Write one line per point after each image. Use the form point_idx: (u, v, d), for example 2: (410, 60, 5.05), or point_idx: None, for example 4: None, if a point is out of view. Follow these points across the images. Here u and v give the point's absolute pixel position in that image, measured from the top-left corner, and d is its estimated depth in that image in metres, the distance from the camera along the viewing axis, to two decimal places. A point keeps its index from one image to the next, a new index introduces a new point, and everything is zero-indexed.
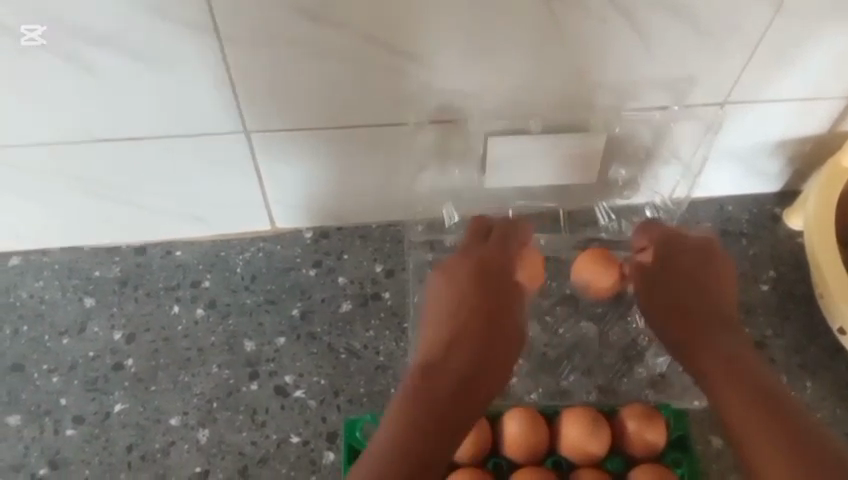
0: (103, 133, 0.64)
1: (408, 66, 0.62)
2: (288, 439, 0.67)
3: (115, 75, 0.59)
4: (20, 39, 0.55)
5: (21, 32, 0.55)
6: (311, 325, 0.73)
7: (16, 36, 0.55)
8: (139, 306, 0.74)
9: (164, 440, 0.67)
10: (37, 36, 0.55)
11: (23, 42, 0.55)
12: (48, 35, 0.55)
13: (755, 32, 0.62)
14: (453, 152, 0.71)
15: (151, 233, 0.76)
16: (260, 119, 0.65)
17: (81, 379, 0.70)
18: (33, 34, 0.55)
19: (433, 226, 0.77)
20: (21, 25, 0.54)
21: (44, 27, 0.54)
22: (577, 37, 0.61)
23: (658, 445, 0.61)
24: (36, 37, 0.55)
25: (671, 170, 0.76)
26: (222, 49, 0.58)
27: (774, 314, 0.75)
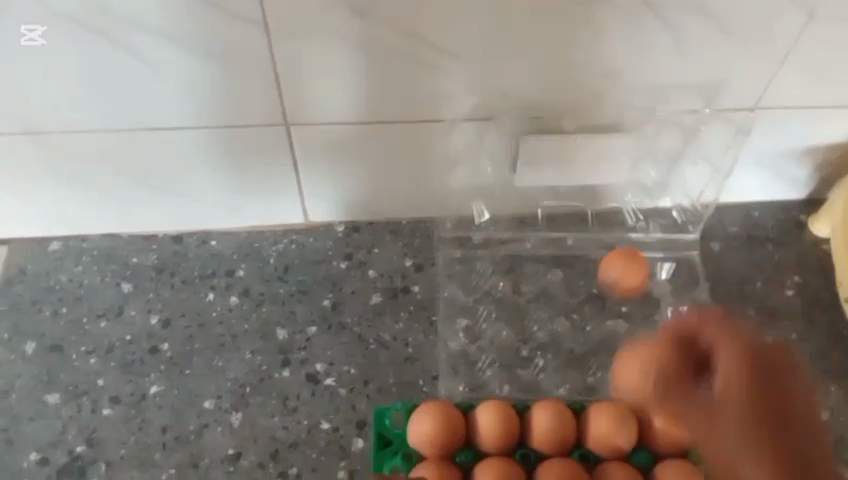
0: (150, 120, 0.67)
1: (446, 62, 0.64)
2: (319, 425, 0.68)
3: (167, 62, 0.62)
4: (21, 39, 0.59)
5: (22, 32, 0.59)
6: (342, 316, 0.75)
7: (17, 36, 0.59)
8: (176, 293, 0.76)
9: (198, 422, 0.68)
10: (37, 36, 0.59)
11: (23, 43, 0.60)
12: (47, 35, 0.59)
13: (787, 37, 0.64)
14: (486, 150, 0.73)
15: (189, 222, 0.78)
16: (300, 110, 0.67)
17: (118, 361, 0.72)
18: (33, 34, 0.59)
19: (462, 223, 0.79)
20: (22, 26, 0.58)
21: (43, 27, 0.59)
22: (611, 36, 0.62)
23: (684, 441, 0.62)
24: (36, 38, 0.59)
25: (698, 171, 0.76)
26: (271, 39, 0.61)
27: (800, 318, 0.75)
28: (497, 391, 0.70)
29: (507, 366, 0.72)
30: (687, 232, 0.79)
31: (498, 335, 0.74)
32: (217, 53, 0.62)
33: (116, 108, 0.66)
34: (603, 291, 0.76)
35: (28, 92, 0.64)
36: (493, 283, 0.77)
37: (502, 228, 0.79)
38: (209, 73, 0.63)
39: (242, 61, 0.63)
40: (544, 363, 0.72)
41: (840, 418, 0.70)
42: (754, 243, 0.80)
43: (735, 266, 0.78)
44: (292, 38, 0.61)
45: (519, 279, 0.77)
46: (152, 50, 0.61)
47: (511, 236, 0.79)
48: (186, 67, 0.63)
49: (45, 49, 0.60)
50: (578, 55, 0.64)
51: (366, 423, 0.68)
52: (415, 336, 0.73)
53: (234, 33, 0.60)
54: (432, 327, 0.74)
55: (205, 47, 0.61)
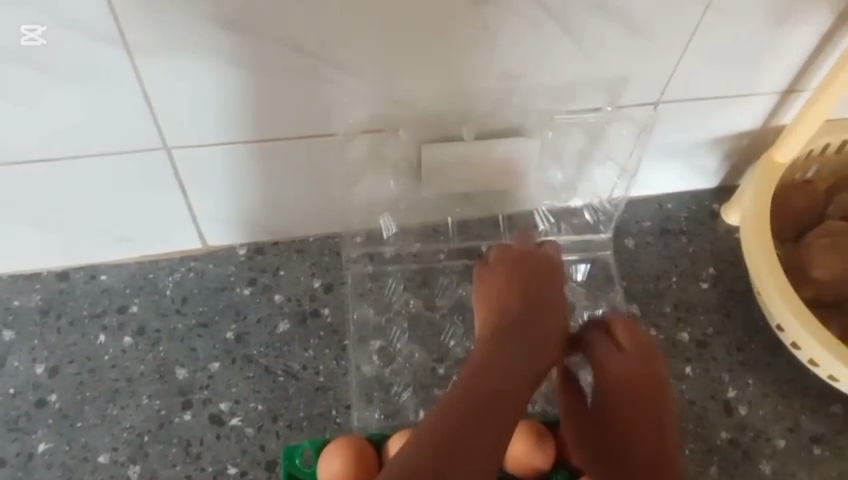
0: (10, 156, 0.60)
1: (333, 74, 0.59)
2: (225, 470, 0.64)
3: (19, 91, 0.55)
4: (21, 39, 0.51)
5: (21, 31, 0.51)
6: (247, 348, 0.70)
7: (15, 36, 0.51)
8: (63, 337, 0.70)
9: (93, 479, 0.63)
10: (38, 37, 0.52)
11: (22, 43, 0.52)
12: (49, 36, 0.52)
13: (686, 30, 0.61)
14: (385, 161, 0.69)
15: (73, 257, 0.72)
16: (176, 134, 0.62)
17: (1, 419, 0.66)
18: (34, 34, 0.51)
19: (371, 237, 0.75)
20: (21, 25, 0.51)
21: (45, 27, 0.51)
22: (506, 36, 0.59)
23: None
24: (37, 37, 0.52)
25: (606, 169, 0.73)
26: (132, 62, 0.55)
27: (715, 312, 0.74)
28: (413, 416, 0.67)
29: (423, 387, 0.69)
30: (600, 231, 0.77)
31: (413, 355, 0.70)
32: (72, 79, 0.55)
33: None
34: None
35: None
36: (405, 300, 0.73)
37: (411, 239, 0.75)
38: (70, 99, 0.57)
39: (104, 85, 0.56)
40: None
41: (758, 413, 0.69)
42: (668, 237, 0.79)
43: (650, 262, 0.77)
44: (158, 60, 0.55)
45: (433, 293, 0.74)
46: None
47: (423, 247, 0.76)
48: (43, 95, 0.56)
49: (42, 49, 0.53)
50: (474, 57, 0.60)
51: (277, 463, 0.64)
52: (326, 362, 0.70)
53: (94, 57, 0.54)
54: (343, 352, 0.70)
55: (61, 73, 0.55)
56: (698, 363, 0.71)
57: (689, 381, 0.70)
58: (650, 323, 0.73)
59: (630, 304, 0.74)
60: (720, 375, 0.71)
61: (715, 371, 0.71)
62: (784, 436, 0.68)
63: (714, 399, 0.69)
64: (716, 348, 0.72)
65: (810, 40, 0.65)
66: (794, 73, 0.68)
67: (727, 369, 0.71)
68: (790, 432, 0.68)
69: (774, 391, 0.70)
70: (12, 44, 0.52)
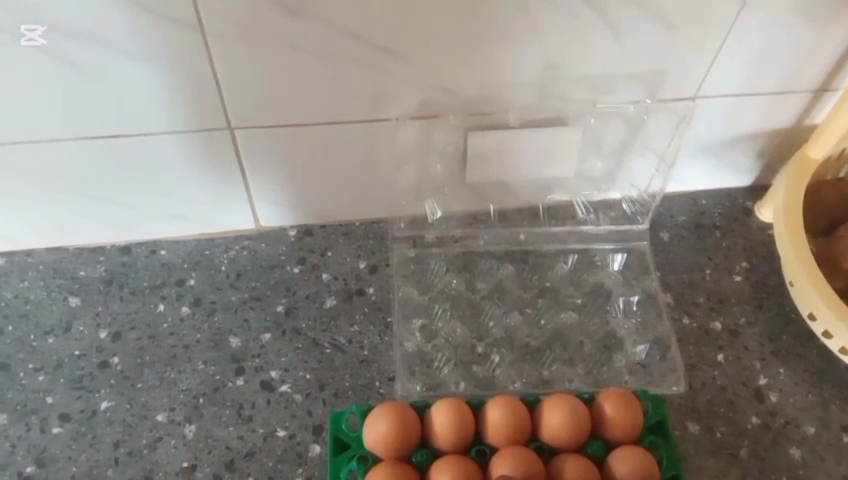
0: (83, 131, 0.66)
1: (385, 61, 0.63)
2: (275, 432, 0.67)
3: (96, 68, 0.60)
4: (21, 39, 0.57)
5: (21, 32, 0.57)
6: (296, 321, 0.74)
7: (16, 36, 0.57)
8: (125, 306, 0.75)
9: (150, 436, 0.67)
10: (37, 36, 0.57)
11: (23, 43, 0.57)
12: (47, 35, 0.57)
13: (722, 28, 0.65)
14: (433, 148, 0.73)
15: (137, 232, 0.77)
16: (241, 115, 0.66)
17: (67, 377, 0.70)
18: (33, 34, 0.57)
19: (415, 222, 0.79)
20: (22, 25, 0.56)
21: (43, 27, 0.57)
22: (550, 30, 0.63)
23: (637, 427, 0.62)
24: (37, 38, 0.57)
25: (645, 161, 0.76)
26: (206, 43, 0.60)
27: (747, 303, 0.76)
28: (453, 389, 0.70)
29: (464, 364, 0.72)
30: (637, 222, 0.79)
31: (453, 333, 0.74)
32: (146, 58, 0.60)
33: (51, 121, 0.64)
34: (556, 285, 0.77)
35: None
36: (447, 282, 0.77)
37: (455, 225, 0.79)
38: (141, 80, 0.62)
39: (175, 65, 0.61)
40: (500, 358, 0.72)
41: (789, 401, 0.71)
42: (702, 231, 0.81)
43: (684, 254, 0.80)
44: (229, 42, 0.60)
45: (474, 276, 0.77)
46: (81, 57, 0.59)
47: (464, 233, 0.79)
48: (118, 73, 0.61)
49: (45, 49, 0.58)
50: (521, 48, 0.64)
51: (323, 428, 0.68)
52: (370, 338, 0.73)
53: (167, 39, 0.59)
54: (387, 329, 0.74)
55: (137, 53, 0.60)
56: (730, 351, 0.73)
57: (721, 367, 0.72)
58: (683, 311, 0.76)
59: (664, 293, 0.77)
60: (751, 363, 0.73)
61: (747, 359, 0.73)
62: (814, 424, 0.70)
63: (745, 385, 0.71)
64: (748, 338, 0.74)
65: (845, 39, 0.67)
66: (829, 71, 0.71)
67: (758, 357, 0.73)
68: (821, 420, 0.70)
69: (804, 380, 0.72)
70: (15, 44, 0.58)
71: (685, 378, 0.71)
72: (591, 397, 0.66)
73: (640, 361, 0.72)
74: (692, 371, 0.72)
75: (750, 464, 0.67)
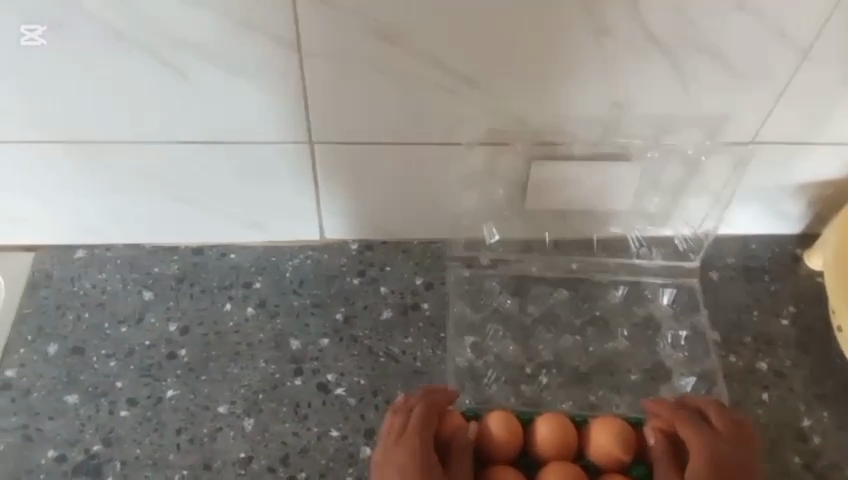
0: (174, 134, 0.71)
1: (460, 87, 0.68)
2: (328, 432, 0.70)
3: (195, 76, 0.66)
4: (22, 39, 0.62)
5: (22, 32, 0.62)
6: (353, 329, 0.77)
7: (18, 36, 0.62)
8: (194, 302, 0.79)
9: (211, 426, 0.71)
10: (36, 36, 0.62)
11: (23, 42, 0.62)
12: (45, 35, 0.62)
13: (783, 77, 0.68)
14: (497, 173, 0.77)
15: (211, 235, 0.82)
16: (323, 130, 0.71)
17: (136, 365, 0.75)
18: (33, 34, 0.62)
19: (473, 243, 0.82)
20: (23, 26, 0.61)
21: (43, 27, 0.62)
22: (617, 68, 0.66)
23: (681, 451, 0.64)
24: (36, 38, 0.62)
25: (700, 201, 0.79)
26: (300, 61, 0.65)
27: (794, 346, 0.78)
28: (502, 404, 0.73)
29: (513, 382, 0.74)
30: (688, 259, 0.82)
31: (505, 351, 0.76)
32: (243, 70, 0.65)
33: (148, 123, 0.70)
34: (605, 314, 0.79)
35: (58, 104, 0.68)
36: (501, 302, 0.80)
37: (510, 250, 0.83)
38: (234, 90, 0.67)
39: (269, 79, 0.66)
40: (547, 380, 0.75)
41: (833, 444, 0.71)
42: (751, 274, 0.83)
43: (733, 295, 0.81)
44: (322, 61, 0.65)
45: (526, 300, 0.80)
46: (185, 65, 0.65)
47: (518, 258, 0.82)
48: (217, 84, 0.66)
49: (44, 48, 0.63)
50: (587, 83, 0.68)
51: (374, 432, 0.71)
52: (424, 350, 0.76)
53: (263, 54, 0.64)
54: (440, 343, 0.77)
55: (235, 67, 0.65)
56: (775, 391, 0.74)
57: (766, 406, 0.73)
58: (729, 349, 0.77)
59: (712, 330, 0.79)
60: (796, 404, 0.74)
61: (791, 400, 0.74)
62: None
63: (789, 426, 0.72)
64: (793, 380, 0.75)
65: None
66: None
67: (803, 399, 0.74)
68: None
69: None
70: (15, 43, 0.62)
71: None
72: (636, 422, 0.68)
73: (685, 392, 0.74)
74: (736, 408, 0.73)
75: None
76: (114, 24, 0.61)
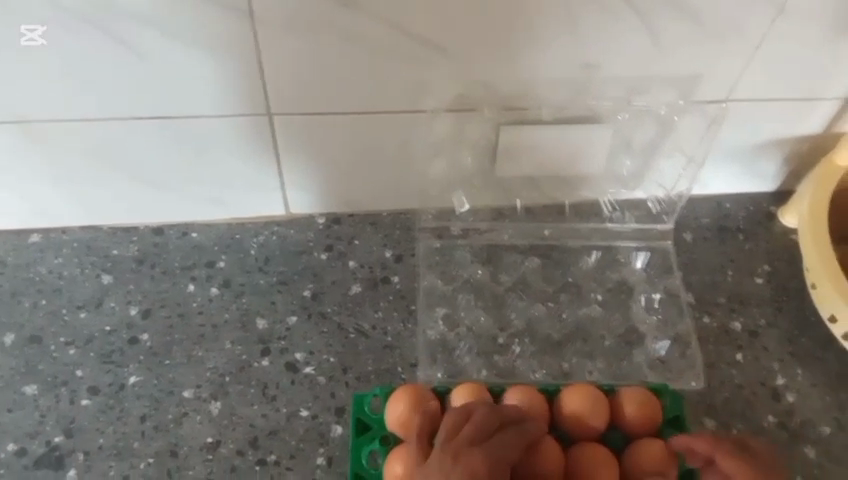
0: (129, 111, 0.68)
1: (422, 52, 0.65)
2: (298, 412, 0.69)
3: (143, 49, 0.62)
4: (21, 39, 0.60)
5: (21, 32, 0.60)
6: (321, 305, 0.75)
7: (17, 36, 0.60)
8: (155, 284, 0.76)
9: (177, 411, 0.69)
10: (37, 36, 0.60)
11: (23, 42, 0.61)
12: (46, 34, 0.60)
13: (754, 33, 0.65)
14: (464, 140, 0.74)
15: (170, 214, 0.79)
16: (279, 101, 0.68)
17: (97, 351, 0.72)
18: (33, 34, 0.60)
19: (442, 214, 0.80)
20: (21, 25, 0.59)
21: (43, 26, 0.60)
22: (584, 29, 0.64)
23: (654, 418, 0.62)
24: (35, 37, 0.60)
25: (672, 162, 0.77)
26: (250, 31, 0.62)
27: (769, 305, 0.77)
28: (474, 376, 0.71)
29: (485, 354, 0.73)
30: (661, 221, 0.80)
31: (476, 323, 0.75)
32: (193, 40, 0.62)
33: (96, 99, 0.66)
34: (579, 280, 0.78)
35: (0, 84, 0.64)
36: (472, 273, 0.78)
37: (481, 219, 0.80)
38: (189, 64, 0.64)
39: (221, 50, 0.63)
40: (521, 350, 0.73)
41: (808, 403, 0.71)
42: (726, 233, 0.82)
43: (707, 255, 0.80)
44: (272, 29, 0.61)
45: (498, 269, 0.78)
46: (134, 39, 0.61)
47: (489, 227, 0.80)
48: (166, 57, 0.63)
49: (44, 48, 0.61)
50: (556, 42, 0.65)
51: (345, 410, 0.69)
52: (394, 325, 0.74)
53: (213, 25, 0.61)
54: (411, 316, 0.75)
55: (184, 38, 0.61)
56: (750, 351, 0.73)
57: (741, 367, 0.72)
58: (704, 311, 0.76)
59: (687, 292, 0.77)
60: (771, 364, 0.73)
61: (767, 359, 0.73)
62: (833, 427, 0.70)
63: (765, 386, 0.72)
64: (768, 339, 0.74)
65: None
66: None
67: (778, 358, 0.73)
68: (840, 422, 0.70)
69: (824, 382, 0.72)
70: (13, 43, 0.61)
71: (704, 375, 0.72)
72: (610, 389, 0.66)
73: (662, 355, 0.73)
74: (712, 370, 0.72)
75: None
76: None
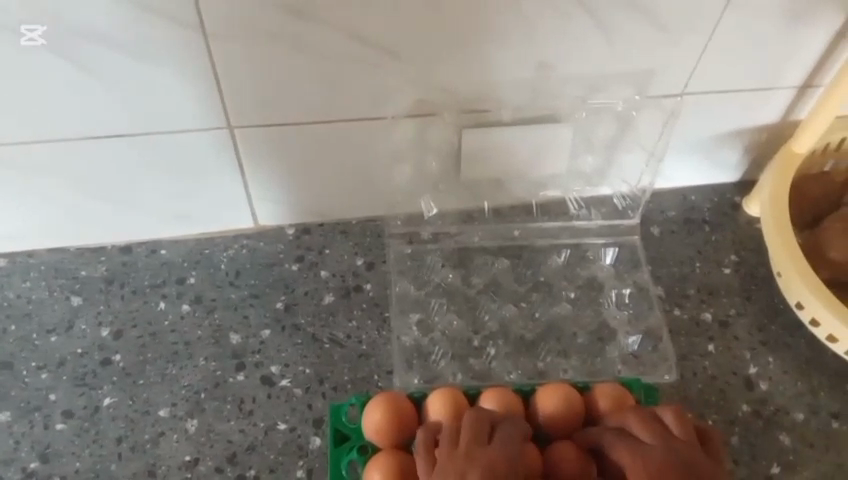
0: (89, 131, 0.67)
1: (382, 60, 0.65)
2: (276, 426, 0.69)
3: (100, 68, 0.62)
4: (18, 39, 0.58)
5: (21, 32, 0.58)
6: (295, 317, 0.75)
7: (14, 35, 0.58)
8: (126, 304, 0.76)
9: (153, 431, 0.69)
10: (36, 36, 0.58)
11: (22, 43, 0.59)
12: (48, 34, 0.58)
13: (708, 28, 0.67)
14: (428, 145, 0.74)
15: (138, 232, 0.79)
16: (241, 114, 0.68)
17: (69, 375, 0.72)
18: (33, 34, 0.58)
19: (412, 219, 0.80)
20: (21, 25, 0.57)
21: (43, 26, 0.58)
22: (541, 30, 0.64)
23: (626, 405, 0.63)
24: (36, 38, 0.58)
25: (635, 157, 0.78)
26: (207, 45, 0.61)
27: (736, 295, 0.78)
28: (450, 380, 0.72)
29: (460, 357, 0.73)
30: (628, 217, 0.81)
31: (450, 326, 0.75)
32: (149, 57, 0.61)
33: (54, 121, 0.65)
34: (549, 279, 0.78)
35: None
36: (443, 276, 0.78)
37: (450, 222, 0.81)
38: (147, 81, 0.63)
39: (179, 66, 0.62)
40: (495, 351, 0.74)
41: (778, 389, 0.72)
42: (692, 225, 0.83)
43: (675, 248, 0.81)
44: (230, 43, 0.61)
45: (469, 271, 0.79)
46: (89, 58, 0.61)
47: (459, 229, 0.81)
48: (124, 75, 0.62)
49: (44, 48, 0.59)
50: (515, 43, 0.65)
51: (323, 421, 0.69)
52: (368, 332, 0.74)
53: (168, 42, 0.60)
54: (385, 323, 0.75)
55: (140, 55, 0.61)
56: (720, 341, 0.75)
57: (712, 357, 0.74)
58: (674, 303, 0.77)
59: (656, 286, 0.78)
60: (741, 353, 0.74)
61: (737, 348, 0.74)
62: (803, 411, 0.71)
63: (735, 374, 0.73)
64: (737, 328, 0.76)
65: (827, 36, 0.69)
66: (810, 69, 0.72)
67: (747, 346, 0.75)
68: (809, 407, 0.72)
69: (792, 368, 0.74)
70: (13, 47, 0.59)
71: (676, 367, 0.73)
72: (585, 386, 0.67)
73: (634, 349, 0.74)
74: (683, 361, 0.73)
75: (742, 450, 0.69)
76: (2, 20, 0.57)
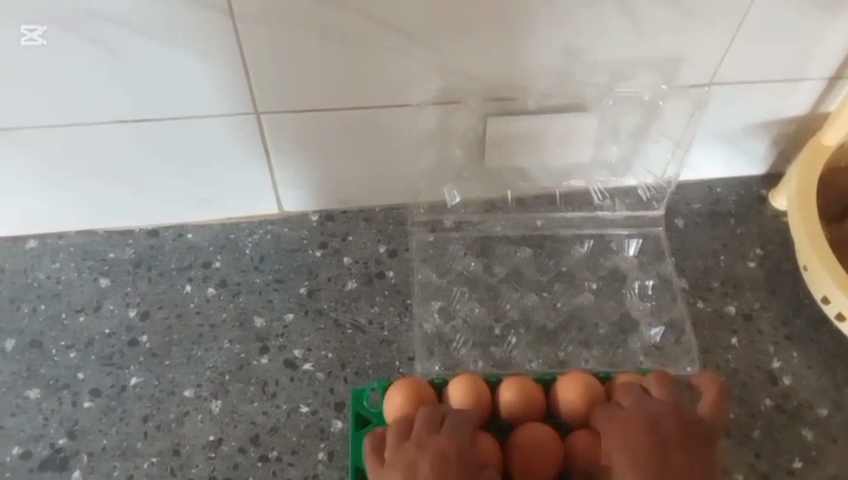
0: (119, 115, 0.68)
1: (408, 46, 0.65)
2: (298, 408, 0.70)
3: (131, 53, 0.63)
4: (21, 39, 0.60)
5: (21, 32, 0.60)
6: (318, 302, 0.76)
7: (17, 36, 0.60)
8: (153, 286, 0.77)
9: (178, 410, 0.70)
10: (37, 36, 0.60)
11: (23, 42, 0.61)
12: (47, 34, 0.60)
13: (736, 17, 0.66)
14: (452, 132, 0.75)
15: (165, 216, 0.80)
16: (267, 99, 0.68)
17: (97, 354, 0.73)
18: (33, 34, 0.60)
19: (435, 207, 0.80)
20: (22, 25, 0.59)
21: (44, 27, 0.60)
22: (567, 17, 0.64)
23: None
24: (36, 37, 0.60)
25: (662, 146, 0.77)
26: (235, 31, 0.62)
27: (762, 289, 0.77)
28: (471, 368, 0.72)
29: (481, 345, 0.74)
30: (652, 208, 0.81)
31: (471, 314, 0.76)
32: (180, 43, 0.62)
33: (86, 105, 0.66)
34: (572, 269, 0.78)
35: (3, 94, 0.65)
36: (465, 265, 0.79)
37: (473, 210, 0.81)
38: (177, 66, 0.64)
39: (208, 51, 0.63)
40: (517, 340, 0.74)
41: (802, 383, 0.72)
42: (717, 218, 0.82)
43: (700, 240, 0.81)
44: (258, 27, 0.62)
45: (492, 261, 0.79)
46: (120, 43, 0.62)
47: (482, 218, 0.81)
48: (154, 60, 0.63)
49: (43, 48, 0.61)
50: (541, 31, 0.65)
51: (345, 405, 0.70)
52: (391, 319, 0.75)
53: (200, 28, 0.61)
54: (407, 310, 0.76)
55: (171, 40, 0.62)
56: (744, 334, 0.74)
57: (734, 350, 0.73)
58: (698, 296, 0.77)
59: (679, 278, 0.78)
60: (765, 346, 0.74)
61: (761, 342, 0.74)
62: (828, 406, 0.71)
63: (759, 369, 0.72)
64: (762, 322, 0.75)
65: None
66: (841, 60, 0.71)
67: (772, 341, 0.74)
68: (835, 402, 0.71)
69: (818, 363, 0.73)
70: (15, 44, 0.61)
71: (699, 360, 0.73)
72: (607, 376, 0.67)
73: (657, 341, 0.74)
74: (706, 354, 0.73)
75: (764, 445, 0.68)
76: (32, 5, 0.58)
